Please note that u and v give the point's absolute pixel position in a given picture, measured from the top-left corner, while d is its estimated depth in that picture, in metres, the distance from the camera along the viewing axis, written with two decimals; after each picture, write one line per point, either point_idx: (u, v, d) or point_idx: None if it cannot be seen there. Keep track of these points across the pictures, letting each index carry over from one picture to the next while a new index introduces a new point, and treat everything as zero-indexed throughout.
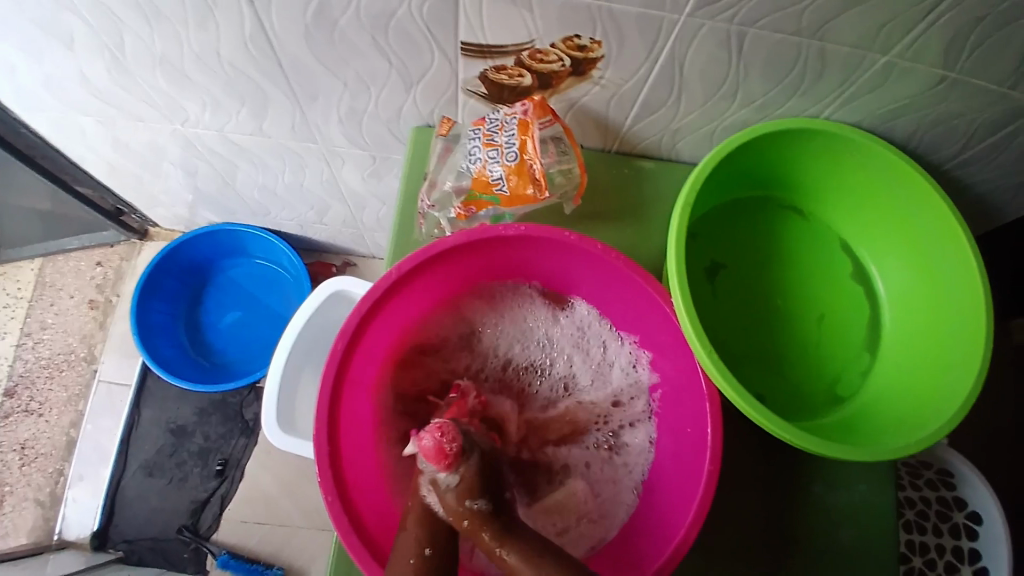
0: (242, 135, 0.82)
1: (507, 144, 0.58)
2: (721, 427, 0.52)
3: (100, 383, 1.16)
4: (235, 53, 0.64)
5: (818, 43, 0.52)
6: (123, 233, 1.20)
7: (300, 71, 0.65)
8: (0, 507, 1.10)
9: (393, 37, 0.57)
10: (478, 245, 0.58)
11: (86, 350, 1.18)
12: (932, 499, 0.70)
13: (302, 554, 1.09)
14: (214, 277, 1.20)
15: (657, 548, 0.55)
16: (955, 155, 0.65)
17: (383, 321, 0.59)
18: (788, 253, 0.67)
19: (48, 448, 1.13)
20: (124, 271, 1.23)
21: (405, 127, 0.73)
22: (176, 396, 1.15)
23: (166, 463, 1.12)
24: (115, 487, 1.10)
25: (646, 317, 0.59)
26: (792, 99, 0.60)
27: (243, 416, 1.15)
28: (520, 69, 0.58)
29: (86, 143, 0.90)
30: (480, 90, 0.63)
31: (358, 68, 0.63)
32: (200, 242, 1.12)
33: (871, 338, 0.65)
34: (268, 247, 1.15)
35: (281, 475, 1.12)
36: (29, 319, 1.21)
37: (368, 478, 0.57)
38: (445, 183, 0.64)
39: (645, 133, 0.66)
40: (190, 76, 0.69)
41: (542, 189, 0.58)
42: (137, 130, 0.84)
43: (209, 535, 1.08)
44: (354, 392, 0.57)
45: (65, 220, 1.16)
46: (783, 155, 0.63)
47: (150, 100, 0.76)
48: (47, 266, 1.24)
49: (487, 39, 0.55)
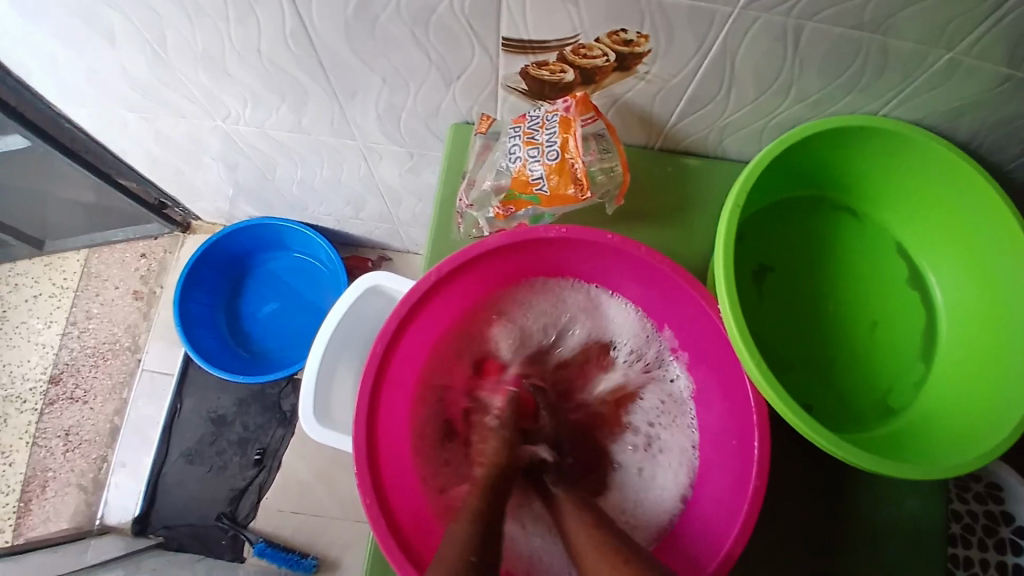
0: (281, 131, 0.82)
1: (548, 142, 0.57)
2: (769, 438, 0.50)
3: (143, 372, 1.19)
4: (274, 48, 0.63)
5: (880, 38, 0.49)
6: (165, 226, 1.22)
7: (340, 68, 0.65)
8: (44, 492, 1.14)
9: (434, 33, 0.56)
10: (518, 247, 0.57)
11: (129, 340, 1.21)
12: (978, 513, 0.66)
13: (336, 543, 1.10)
14: (252, 269, 1.21)
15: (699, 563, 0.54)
16: (1020, 156, 0.61)
17: (422, 322, 0.58)
18: (839, 257, 0.64)
19: (91, 435, 1.17)
20: (166, 262, 1.25)
21: (442, 123, 0.72)
22: (214, 386, 1.17)
23: (205, 451, 1.14)
24: (156, 474, 1.13)
25: (691, 322, 0.57)
26: (850, 95, 0.57)
27: (279, 407, 1.16)
28: (563, 65, 0.57)
29: (131, 138, 0.92)
30: (520, 86, 0.61)
31: (397, 63, 0.62)
32: (239, 235, 1.14)
33: (926, 348, 0.61)
34: (305, 241, 1.16)
35: (316, 465, 1.14)
36: (75, 309, 1.25)
37: (405, 479, 0.57)
38: (483, 182, 0.63)
39: (690, 130, 0.64)
40: (230, 72, 0.69)
41: (584, 189, 0.57)
42: (178, 125, 0.85)
43: (245, 523, 1.11)
44: (392, 394, 0.57)
45: (110, 213, 1.19)
46: (838, 154, 0.60)
47: (192, 96, 0.77)
48: (92, 257, 1.27)
49: (530, 35, 0.54)
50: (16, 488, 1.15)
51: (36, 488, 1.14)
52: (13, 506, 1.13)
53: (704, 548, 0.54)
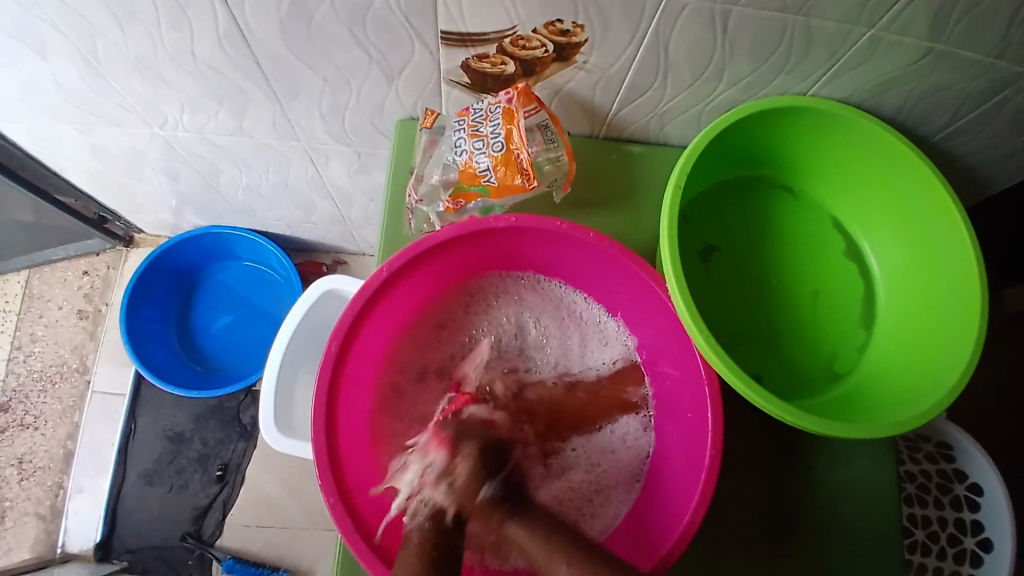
0: (224, 136, 0.80)
1: (492, 134, 0.57)
2: (721, 410, 0.52)
3: (94, 394, 1.15)
4: (211, 52, 0.62)
5: (803, 19, 0.51)
6: (108, 241, 1.18)
7: (280, 68, 0.64)
8: (1, 523, 1.10)
9: (372, 29, 0.56)
10: (469, 238, 0.57)
11: (78, 362, 1.17)
12: (932, 471, 0.70)
13: (308, 553, 1.09)
14: (203, 281, 1.18)
15: (655, 545, 0.55)
16: (943, 128, 0.64)
17: (376, 320, 0.58)
18: (779, 234, 0.66)
19: (45, 462, 1.12)
20: (111, 279, 1.21)
21: (389, 120, 0.72)
22: (171, 403, 1.14)
23: (165, 470, 1.11)
24: (116, 499, 1.09)
25: (642, 303, 0.59)
26: (779, 77, 0.59)
27: (240, 420, 1.14)
28: (503, 57, 0.57)
29: (66, 151, 0.88)
30: (463, 79, 0.61)
31: (339, 62, 0.61)
32: (186, 246, 1.11)
33: (866, 315, 0.64)
34: (257, 249, 1.13)
35: (282, 476, 1.11)
36: (18, 332, 1.19)
37: (369, 478, 0.57)
38: (432, 177, 0.63)
39: (632, 117, 0.65)
40: (165, 78, 0.68)
41: (530, 178, 0.57)
42: (115, 136, 0.83)
43: (213, 541, 1.08)
44: (350, 394, 0.56)
45: (48, 230, 1.14)
46: (774, 134, 0.62)
47: (127, 104, 0.75)
48: (33, 278, 1.22)
49: (468, 28, 0.54)
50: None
51: None
52: None
53: (664, 516, 0.56)
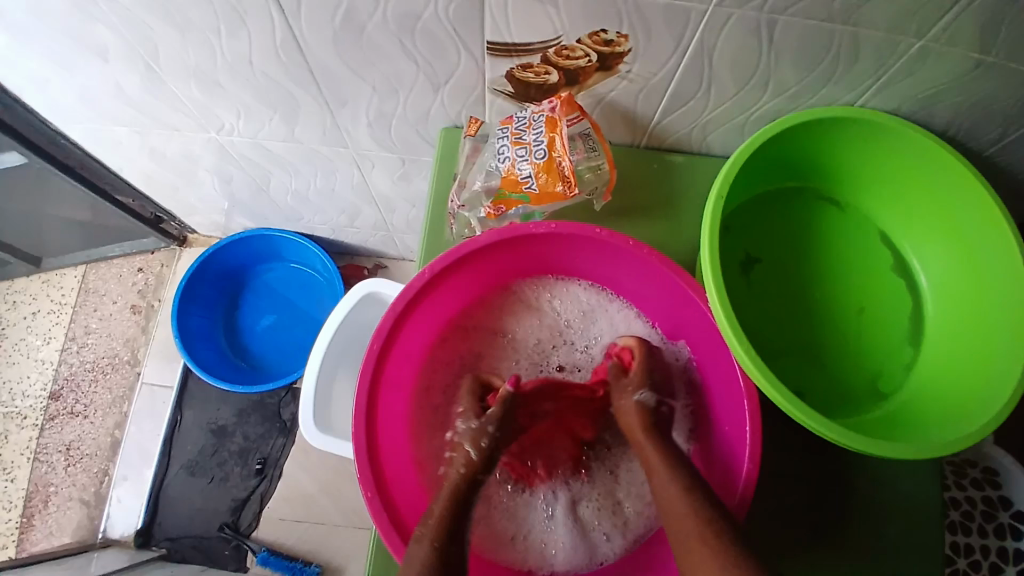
0: (274, 141, 0.83)
1: (535, 142, 0.58)
2: (760, 423, 0.51)
3: (143, 386, 1.20)
4: (265, 60, 0.65)
5: (851, 29, 0.50)
6: (162, 240, 1.23)
7: (330, 77, 0.67)
8: (46, 507, 1.15)
9: (420, 39, 0.58)
10: (508, 243, 0.58)
11: (128, 354, 1.22)
12: (977, 499, 0.67)
13: (338, 551, 1.11)
14: (249, 281, 1.23)
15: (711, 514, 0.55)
16: (996, 142, 0.62)
17: (417, 320, 0.59)
18: (823, 247, 0.65)
19: (92, 449, 1.17)
20: (163, 276, 1.26)
21: (432, 128, 0.73)
22: (215, 398, 1.18)
23: (206, 462, 1.15)
24: (158, 488, 1.14)
25: (681, 312, 0.58)
26: (825, 87, 0.58)
27: (279, 416, 1.17)
28: (547, 67, 0.58)
29: (126, 153, 0.93)
30: (506, 89, 0.63)
31: (386, 71, 0.64)
32: (235, 247, 1.15)
33: (914, 332, 0.63)
34: (303, 251, 1.17)
35: (317, 473, 1.14)
36: (74, 324, 1.25)
37: (407, 477, 0.58)
38: (474, 183, 0.64)
39: (673, 127, 0.66)
40: (223, 84, 0.71)
41: (572, 185, 0.58)
42: (172, 139, 0.87)
43: (248, 533, 1.11)
44: (390, 394, 0.58)
45: (106, 228, 1.20)
46: (817, 145, 0.62)
47: (185, 110, 0.78)
48: (90, 273, 1.28)
49: (513, 38, 0.55)
50: (18, 504, 1.15)
51: (38, 503, 1.15)
52: (17, 522, 1.14)
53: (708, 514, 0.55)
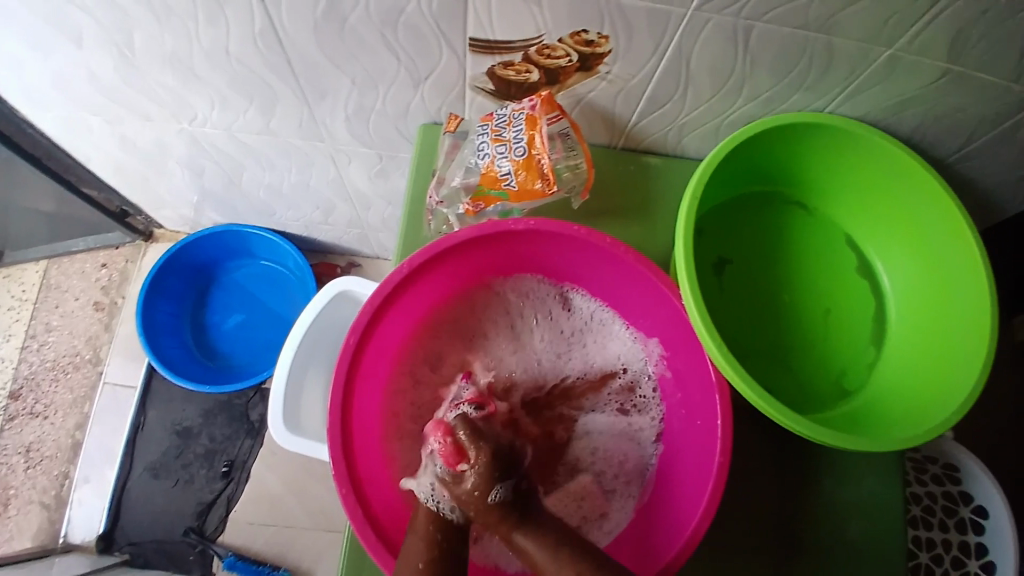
0: (250, 133, 0.82)
1: (515, 139, 0.58)
2: (732, 419, 0.52)
3: (105, 385, 1.16)
4: (244, 49, 0.64)
5: (823, 37, 0.52)
6: (128, 235, 1.20)
7: (309, 69, 0.66)
8: (6, 510, 1.10)
9: (402, 33, 0.57)
10: (487, 240, 0.58)
11: (91, 352, 1.18)
12: (937, 494, 0.70)
13: (308, 555, 1.09)
14: (219, 278, 1.20)
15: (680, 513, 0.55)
16: (959, 150, 0.65)
17: (394, 316, 0.59)
18: (793, 250, 0.67)
19: (52, 451, 1.13)
20: (128, 272, 1.23)
21: (412, 124, 0.73)
22: (180, 397, 1.15)
23: (171, 464, 1.11)
24: (121, 491, 1.10)
25: (655, 309, 0.59)
26: (798, 94, 0.60)
27: (247, 417, 1.14)
28: (528, 65, 0.59)
29: (94, 143, 0.91)
30: (487, 86, 0.63)
31: (366, 64, 0.63)
32: (205, 243, 1.13)
33: (877, 333, 0.65)
34: (274, 249, 1.15)
35: (287, 475, 1.12)
36: (34, 321, 1.21)
37: (382, 474, 0.57)
38: (453, 179, 0.64)
39: (650, 129, 0.67)
40: (198, 74, 0.70)
41: (551, 183, 0.58)
42: (143, 130, 0.85)
43: (214, 537, 1.08)
44: (364, 389, 0.57)
45: (69, 221, 1.16)
46: (788, 151, 0.63)
47: (159, 99, 0.77)
48: (51, 268, 1.24)
49: (495, 35, 0.56)
50: None
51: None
52: None
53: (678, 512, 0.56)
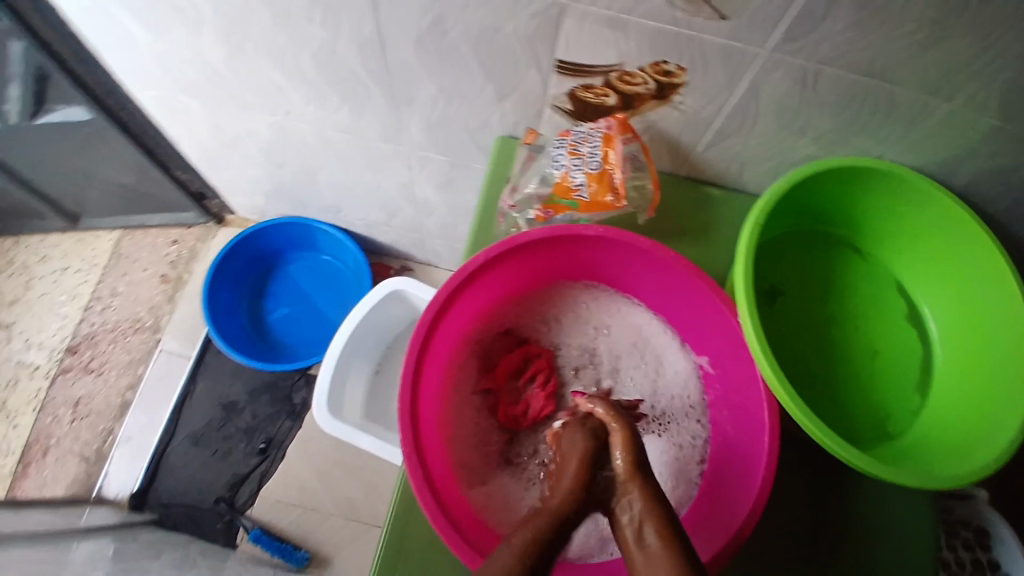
0: (335, 131, 0.89)
1: (590, 153, 0.63)
2: (778, 436, 0.53)
3: (162, 353, 1.23)
4: (346, 51, 0.71)
5: (887, 87, 0.56)
6: (201, 216, 1.29)
7: (402, 76, 0.73)
8: (44, 457, 1.16)
9: (494, 50, 0.64)
10: (558, 242, 0.62)
11: (152, 320, 1.26)
12: (968, 561, 0.68)
13: (328, 540, 1.11)
14: (280, 266, 1.27)
15: (719, 521, 0.56)
16: (1013, 209, 0.67)
17: (464, 303, 0.62)
18: (844, 289, 0.70)
19: (100, 408, 1.20)
20: (196, 251, 1.31)
21: (487, 136, 0.79)
22: (230, 372, 1.21)
23: (212, 435, 1.17)
24: (160, 454, 1.16)
25: (707, 326, 0.61)
26: (858, 140, 0.63)
27: (290, 399, 1.19)
28: (607, 90, 0.64)
29: (190, 127, 0.99)
30: (565, 106, 0.68)
31: (455, 76, 0.70)
32: (273, 232, 1.20)
33: (922, 380, 0.66)
34: (336, 245, 1.22)
35: (318, 460, 1.16)
36: (102, 285, 1.30)
37: (440, 448, 0.60)
38: (526, 187, 0.69)
39: (713, 161, 0.71)
40: (300, 70, 0.77)
41: (620, 197, 0.63)
42: (238, 118, 0.93)
43: (243, 510, 1.12)
44: (432, 363, 0.61)
45: (148, 198, 1.25)
46: (846, 195, 0.67)
47: (259, 91, 0.85)
48: (125, 238, 1.33)
49: (581, 58, 0.61)
50: (15, 452, 1.17)
51: (37, 453, 1.17)
52: (11, 468, 1.15)
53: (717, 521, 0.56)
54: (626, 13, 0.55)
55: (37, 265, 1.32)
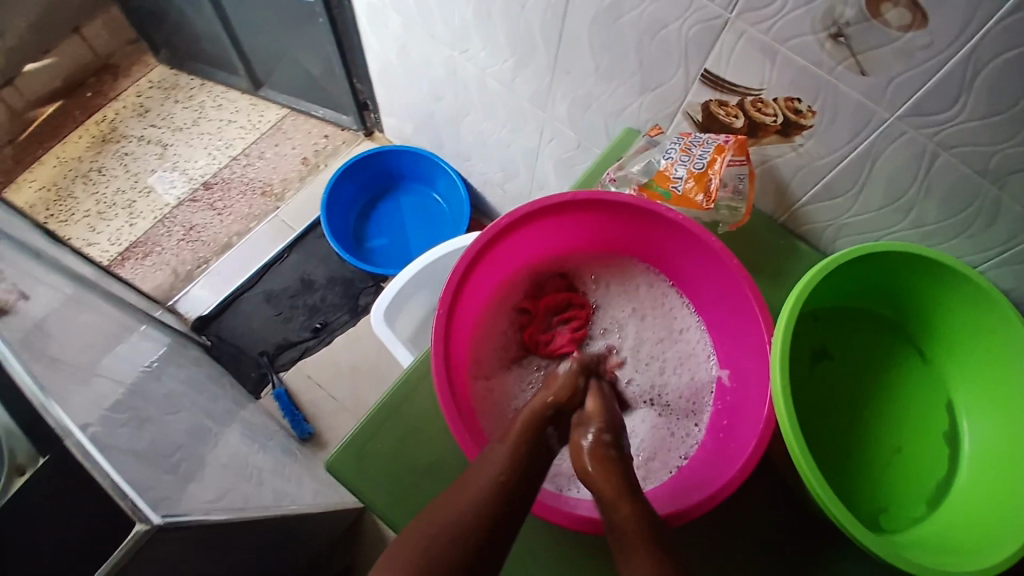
0: (495, 81, 1.00)
1: (700, 155, 0.69)
2: (763, 451, 0.54)
3: (274, 218, 1.39)
4: (533, 9, 0.81)
5: (996, 191, 0.58)
6: (355, 123, 1.45)
7: (569, 46, 0.82)
8: (144, 258, 1.35)
9: (655, 44, 0.71)
10: (641, 213, 0.64)
11: (279, 190, 1.42)
12: None
13: (333, 428, 1.20)
14: (397, 188, 1.41)
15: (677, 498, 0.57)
16: None
17: (536, 228, 0.66)
18: (891, 379, 0.68)
19: (207, 240, 1.37)
20: (338, 150, 1.47)
21: (619, 125, 0.86)
22: (320, 257, 1.34)
23: (283, 299, 1.30)
24: (236, 296, 1.30)
25: (742, 339, 0.63)
26: (955, 240, 0.65)
27: (357, 299, 1.31)
28: (738, 111, 0.70)
29: (380, 40, 1.14)
30: (696, 116, 0.75)
31: (613, 59, 0.78)
32: (406, 157, 1.34)
33: (935, 495, 0.63)
34: (450, 188, 1.33)
35: (356, 359, 1.26)
36: (253, 146, 1.48)
37: (462, 336, 0.64)
38: (632, 167, 0.75)
39: (812, 216, 0.74)
40: (489, 16, 0.88)
41: (710, 200, 0.68)
42: (421, 44, 1.06)
43: (279, 370, 1.24)
44: (486, 267, 0.65)
45: (320, 91, 1.42)
46: (927, 288, 0.65)
47: (448, 25, 0.97)
48: (288, 118, 1.52)
49: (726, 74, 0.67)
50: (125, 244, 1.37)
51: (139, 253, 1.36)
52: (113, 255, 1.35)
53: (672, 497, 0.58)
54: (780, 42, 0.60)
55: (212, 110, 1.53)
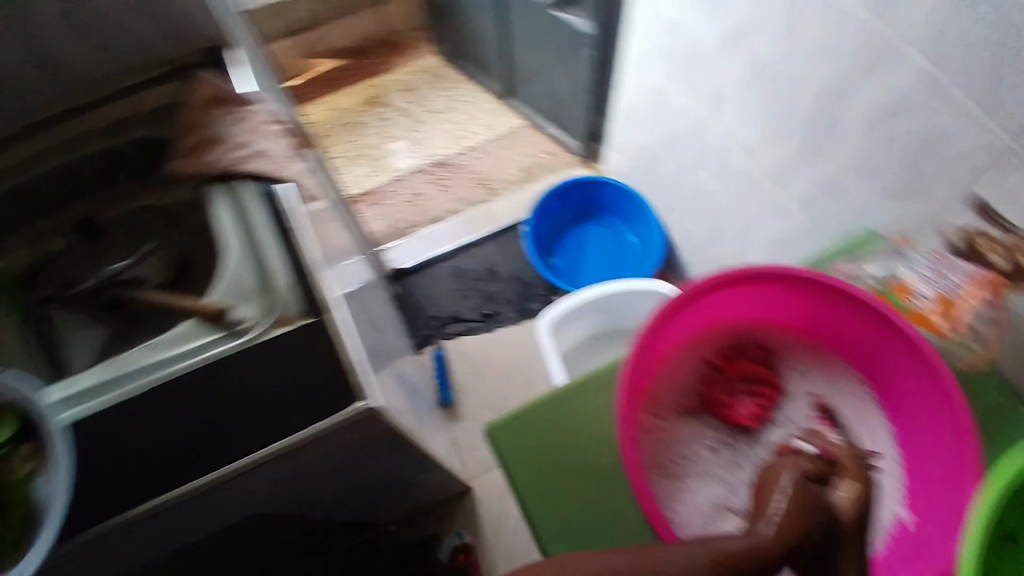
0: (741, 147, 1.01)
1: (951, 283, 0.61)
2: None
3: (482, 208, 1.49)
4: (817, 87, 0.81)
5: None
6: (581, 149, 1.50)
7: (840, 132, 0.81)
8: (367, 205, 1.53)
9: (942, 154, 0.67)
10: (870, 314, 0.57)
11: (494, 187, 1.52)
12: None
13: (468, 406, 1.29)
14: (599, 217, 1.46)
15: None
16: None
17: (745, 291, 0.63)
18: None
19: (420, 209, 1.51)
20: (557, 168, 1.54)
21: (860, 222, 0.84)
22: (509, 254, 1.44)
23: (467, 279, 1.41)
24: (431, 262, 1.44)
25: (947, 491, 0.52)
26: None
27: (528, 302, 1.39)
28: (1014, 249, 0.59)
29: (639, 80, 1.19)
30: (954, 239, 0.67)
31: (886, 156, 0.75)
32: (619, 192, 1.39)
33: None
34: (648, 233, 1.36)
35: (508, 354, 1.33)
36: (485, 143, 1.57)
37: (644, 374, 0.60)
38: (866, 268, 0.66)
39: None
40: (764, 84, 0.90)
41: (953, 329, 0.59)
42: (679, 94, 1.10)
43: (442, 337, 1.36)
44: (687, 314, 0.62)
45: (562, 112, 1.47)
46: None
47: (715, 84, 1.00)
48: (522, 130, 1.59)
49: (1008, 206, 0.60)
50: (355, 190, 1.55)
51: (364, 200, 1.53)
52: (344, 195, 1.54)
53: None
54: None
55: (462, 100, 1.63)
